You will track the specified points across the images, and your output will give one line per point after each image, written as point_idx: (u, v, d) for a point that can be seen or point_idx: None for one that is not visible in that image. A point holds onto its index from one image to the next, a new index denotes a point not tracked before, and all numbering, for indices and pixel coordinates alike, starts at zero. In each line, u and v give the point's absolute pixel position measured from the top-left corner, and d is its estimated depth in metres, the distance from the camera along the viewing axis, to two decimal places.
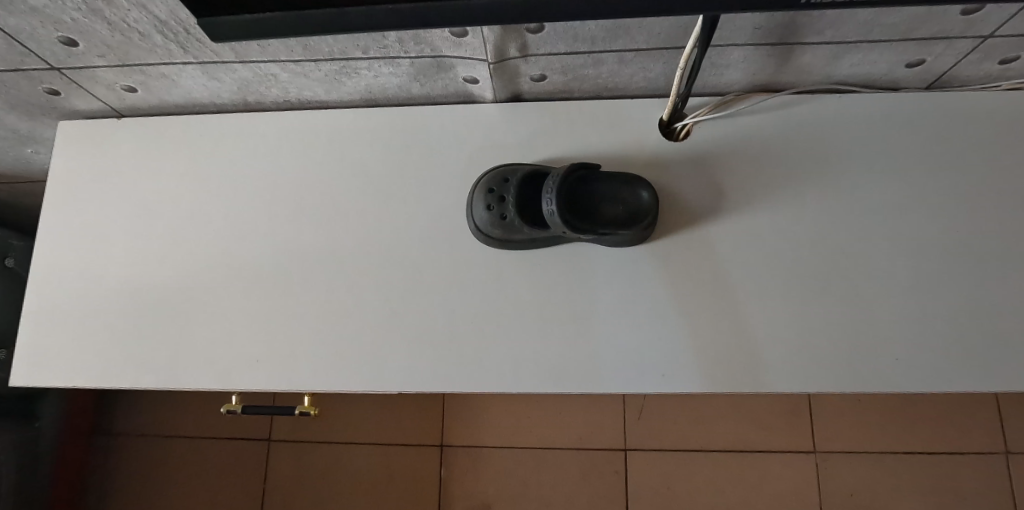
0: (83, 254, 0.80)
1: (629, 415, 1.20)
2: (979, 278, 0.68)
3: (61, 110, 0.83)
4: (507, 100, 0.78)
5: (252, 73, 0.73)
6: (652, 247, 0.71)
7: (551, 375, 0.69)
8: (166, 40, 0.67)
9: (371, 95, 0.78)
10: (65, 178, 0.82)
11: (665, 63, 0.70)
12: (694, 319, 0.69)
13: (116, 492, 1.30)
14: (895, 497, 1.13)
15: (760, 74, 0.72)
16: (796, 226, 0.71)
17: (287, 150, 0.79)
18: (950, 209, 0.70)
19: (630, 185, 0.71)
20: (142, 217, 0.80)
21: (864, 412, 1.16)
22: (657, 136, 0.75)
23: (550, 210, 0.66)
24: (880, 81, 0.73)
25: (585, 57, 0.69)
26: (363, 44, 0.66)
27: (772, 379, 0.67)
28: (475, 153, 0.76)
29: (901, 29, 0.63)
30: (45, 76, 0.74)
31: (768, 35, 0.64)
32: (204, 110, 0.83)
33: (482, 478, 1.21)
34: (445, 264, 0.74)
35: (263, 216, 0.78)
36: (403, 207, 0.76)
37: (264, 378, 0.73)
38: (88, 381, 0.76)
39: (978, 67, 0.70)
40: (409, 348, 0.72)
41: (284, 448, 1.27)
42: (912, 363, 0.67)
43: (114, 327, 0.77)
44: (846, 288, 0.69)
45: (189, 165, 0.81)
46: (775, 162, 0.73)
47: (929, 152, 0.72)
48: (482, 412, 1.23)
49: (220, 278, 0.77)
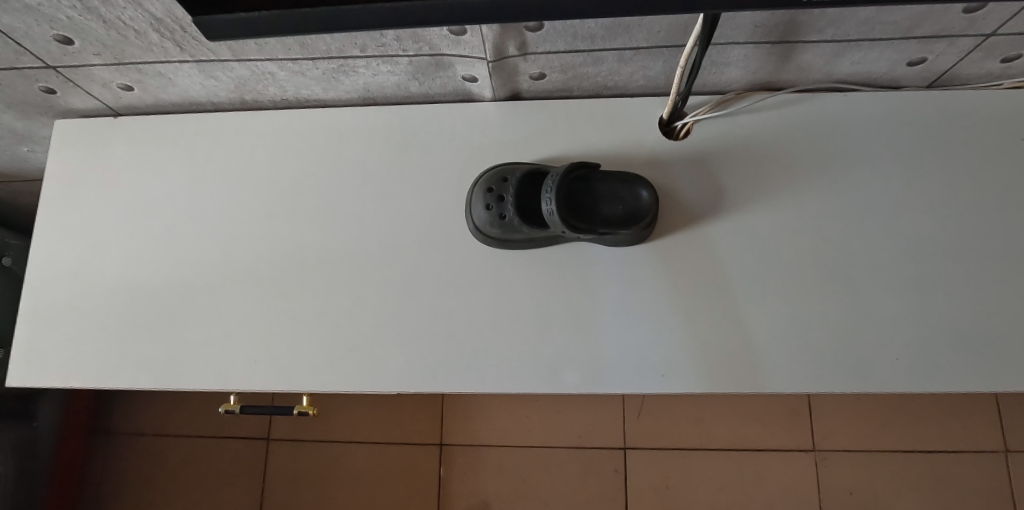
0: (80, 254, 0.79)
1: (629, 414, 1.20)
2: (981, 277, 0.68)
3: (57, 108, 0.82)
4: (506, 98, 0.78)
5: (249, 71, 0.73)
6: (652, 246, 0.71)
7: (551, 375, 0.69)
8: (162, 38, 0.66)
9: (369, 93, 0.78)
10: (61, 177, 0.81)
11: (665, 61, 0.70)
12: (693, 318, 0.69)
13: (114, 491, 1.29)
14: (894, 496, 1.13)
15: (760, 72, 0.72)
16: (796, 226, 0.70)
17: (285, 149, 0.79)
18: (952, 208, 0.70)
19: (630, 185, 0.70)
20: (139, 216, 0.80)
21: (864, 410, 1.16)
22: (656, 135, 0.74)
23: (548, 210, 0.66)
24: (881, 78, 0.73)
25: (584, 55, 0.69)
26: (361, 42, 0.66)
27: (772, 379, 0.67)
28: (474, 152, 0.76)
29: (903, 28, 0.62)
30: (40, 75, 0.74)
31: (769, 33, 0.64)
32: (201, 108, 0.82)
33: (482, 477, 1.20)
34: (443, 264, 0.73)
35: (261, 215, 0.78)
36: (402, 206, 0.76)
37: (261, 378, 0.73)
38: (85, 381, 0.76)
39: (979, 65, 0.70)
40: (407, 349, 0.72)
41: (283, 447, 1.27)
42: (912, 363, 0.66)
43: (111, 327, 0.77)
44: (846, 287, 0.68)
45: (186, 163, 0.80)
46: (775, 160, 0.72)
47: (930, 152, 0.71)
48: (481, 410, 1.23)
49: (216, 278, 0.76)
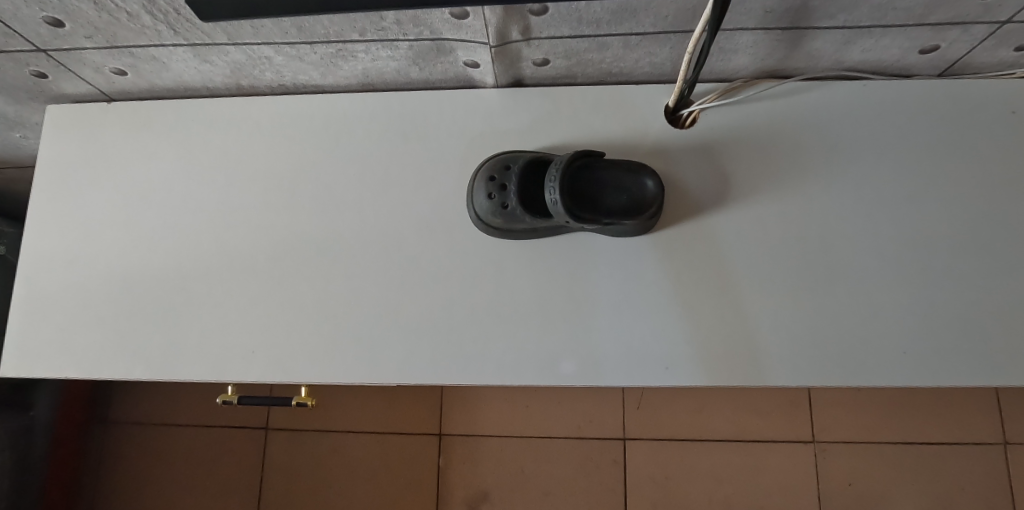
0: (73, 242, 0.78)
1: (629, 405, 1.19)
2: (989, 271, 0.67)
3: (48, 93, 0.80)
4: (508, 84, 0.76)
5: (245, 56, 0.71)
6: (656, 237, 0.70)
7: (552, 367, 0.68)
8: (156, 21, 0.64)
9: (368, 79, 0.76)
10: (54, 164, 0.80)
11: (671, 48, 0.68)
12: (697, 310, 0.68)
13: (113, 481, 1.29)
14: (893, 488, 1.13)
15: (769, 59, 0.70)
16: (804, 217, 0.69)
17: (281, 136, 0.77)
18: (961, 201, 0.68)
19: (634, 174, 0.69)
20: (133, 204, 0.78)
21: (865, 402, 1.16)
22: (661, 124, 0.73)
23: (552, 199, 0.64)
24: (891, 67, 0.71)
25: (589, 41, 0.67)
26: (360, 26, 0.64)
27: (776, 371, 0.66)
28: (476, 139, 0.75)
29: (916, 14, 0.61)
30: (30, 59, 0.72)
31: (779, 19, 0.62)
32: (196, 93, 0.80)
33: (481, 467, 1.20)
34: (444, 253, 0.72)
35: (257, 204, 0.76)
36: (401, 195, 0.74)
37: (259, 369, 0.72)
38: (79, 371, 0.74)
39: (992, 54, 0.68)
40: (407, 339, 0.70)
41: (281, 437, 1.26)
42: (919, 357, 0.65)
43: (105, 316, 0.75)
44: (853, 279, 0.67)
45: (181, 150, 0.79)
46: (782, 150, 0.71)
47: (940, 143, 0.70)
48: (480, 400, 1.23)
49: (212, 267, 0.75)
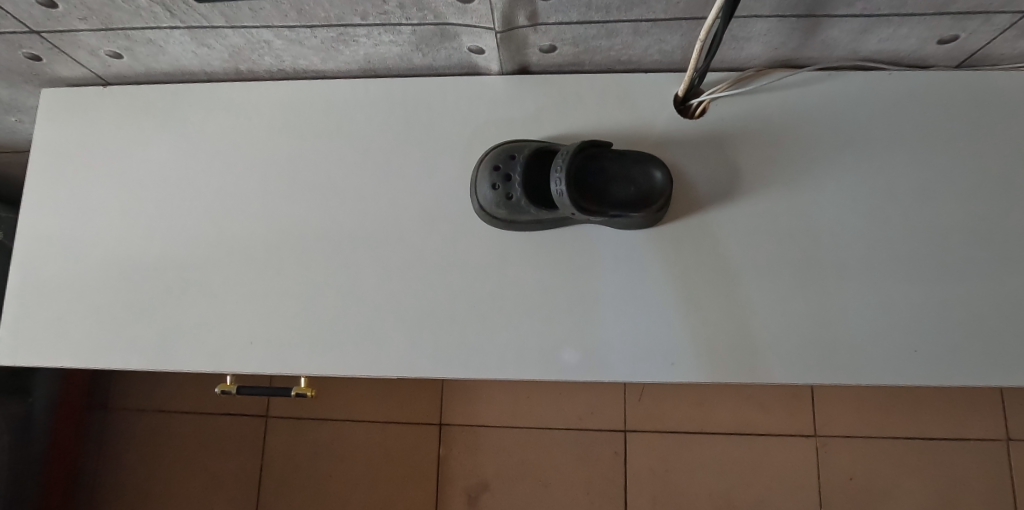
0: (69, 230, 0.76)
1: (630, 395, 1.19)
2: (1002, 268, 0.65)
3: (43, 76, 0.79)
4: (513, 71, 0.75)
5: (244, 39, 0.69)
6: (663, 230, 0.68)
7: (555, 361, 0.67)
8: (151, 3, 0.62)
9: (370, 64, 0.74)
10: (51, 149, 0.78)
11: (682, 35, 0.66)
12: (703, 305, 0.67)
13: (114, 468, 1.29)
14: (893, 482, 1.12)
15: (783, 48, 0.68)
16: (815, 212, 0.67)
17: (281, 122, 0.76)
18: (976, 196, 0.67)
19: (642, 164, 0.67)
20: (132, 190, 0.77)
21: (868, 396, 1.15)
22: (670, 115, 0.71)
23: (557, 191, 0.63)
24: (908, 57, 0.69)
25: (598, 28, 0.65)
26: (361, 9, 0.62)
27: (783, 368, 0.65)
28: (480, 128, 0.73)
29: (937, 2, 0.59)
30: (23, 41, 0.70)
31: (795, 6, 0.60)
32: (194, 78, 0.79)
33: (481, 458, 1.20)
34: (446, 245, 0.71)
35: (255, 192, 0.75)
36: (403, 183, 0.73)
37: (258, 360, 0.71)
38: (76, 360, 0.73)
39: (1014, 45, 0.66)
40: (408, 331, 0.69)
41: (282, 425, 1.25)
42: (930, 355, 0.64)
43: (102, 305, 0.74)
44: (864, 275, 0.66)
45: (178, 136, 0.77)
46: (793, 142, 0.69)
47: (956, 138, 0.68)
48: (481, 390, 1.22)
49: (211, 255, 0.74)
